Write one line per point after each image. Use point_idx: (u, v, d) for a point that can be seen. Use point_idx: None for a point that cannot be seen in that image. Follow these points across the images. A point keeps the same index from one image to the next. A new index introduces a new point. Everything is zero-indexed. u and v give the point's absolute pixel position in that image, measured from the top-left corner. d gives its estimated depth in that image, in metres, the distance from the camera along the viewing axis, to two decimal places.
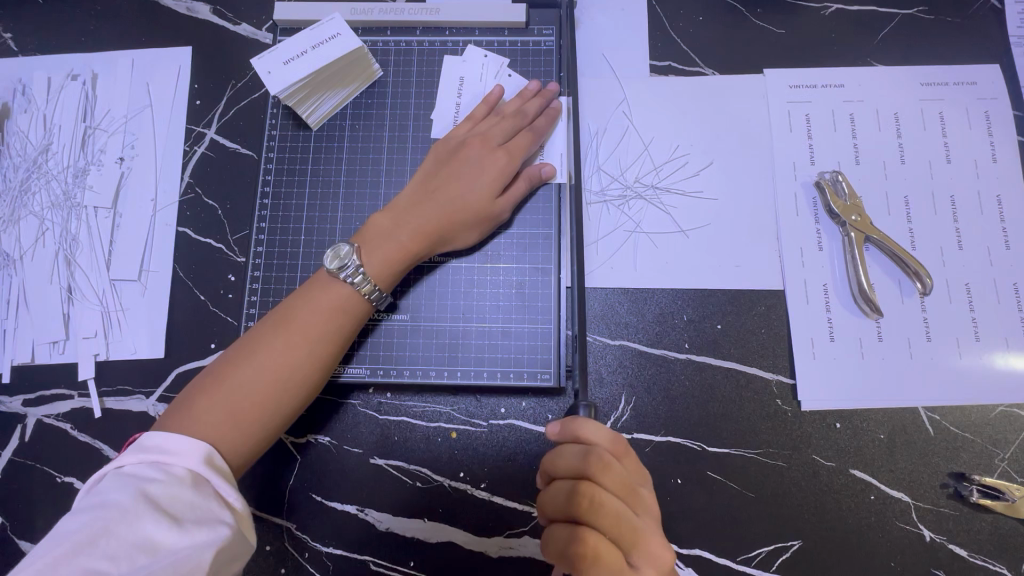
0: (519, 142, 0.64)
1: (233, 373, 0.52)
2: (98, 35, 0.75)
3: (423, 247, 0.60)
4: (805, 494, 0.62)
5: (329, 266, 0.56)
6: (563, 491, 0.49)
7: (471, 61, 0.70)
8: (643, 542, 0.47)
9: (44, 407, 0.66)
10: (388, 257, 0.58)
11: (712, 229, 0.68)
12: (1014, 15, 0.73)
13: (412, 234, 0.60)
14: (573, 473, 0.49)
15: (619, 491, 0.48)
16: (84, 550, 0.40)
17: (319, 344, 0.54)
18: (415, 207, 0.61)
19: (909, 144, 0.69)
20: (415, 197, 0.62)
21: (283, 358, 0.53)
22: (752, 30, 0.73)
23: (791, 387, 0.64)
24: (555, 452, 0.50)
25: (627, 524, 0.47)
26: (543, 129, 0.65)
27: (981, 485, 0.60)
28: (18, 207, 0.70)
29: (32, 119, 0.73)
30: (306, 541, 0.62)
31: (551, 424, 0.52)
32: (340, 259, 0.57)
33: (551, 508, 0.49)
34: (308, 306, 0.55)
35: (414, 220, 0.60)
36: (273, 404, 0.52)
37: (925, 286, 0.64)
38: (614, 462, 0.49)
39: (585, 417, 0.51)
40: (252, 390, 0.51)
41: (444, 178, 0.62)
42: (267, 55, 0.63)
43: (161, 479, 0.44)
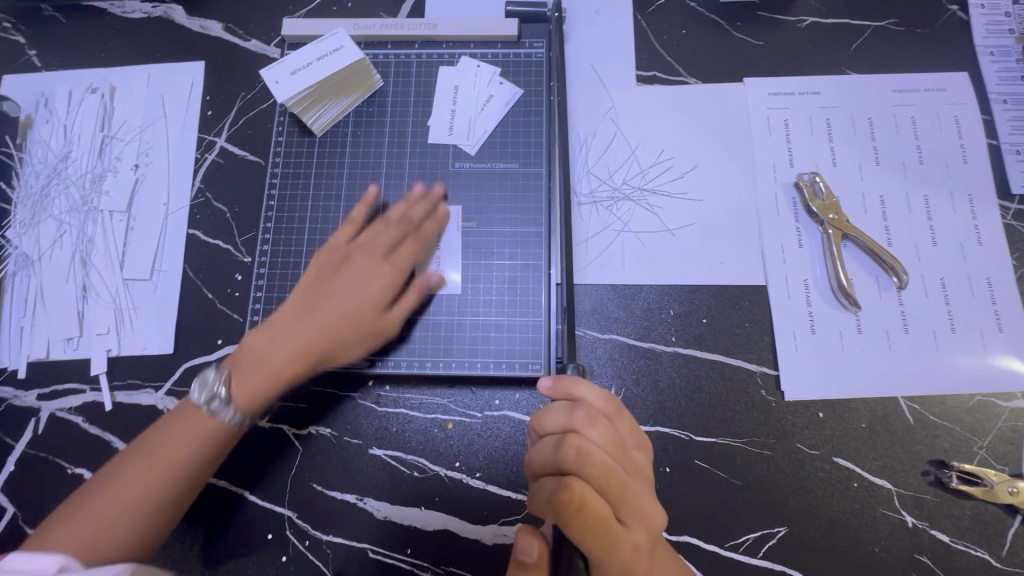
0: (405, 252, 0.64)
1: (138, 456, 0.55)
2: (116, 51, 0.80)
3: (302, 369, 0.59)
4: (790, 481, 0.64)
5: (198, 398, 0.57)
6: (551, 444, 0.49)
7: (465, 71, 0.75)
8: (632, 497, 0.48)
9: (58, 401, 0.69)
10: (282, 355, 0.59)
11: (697, 228, 0.71)
12: (979, 25, 0.77)
13: (319, 349, 0.59)
14: (562, 428, 0.50)
15: (608, 445, 0.49)
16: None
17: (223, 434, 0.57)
18: (293, 325, 0.60)
19: (883, 147, 0.73)
20: (291, 311, 0.61)
21: (167, 460, 0.55)
22: (732, 42, 0.78)
23: (775, 379, 0.67)
24: (544, 408, 0.52)
25: (616, 478, 0.48)
26: (430, 235, 0.66)
27: (960, 472, 0.62)
28: (38, 211, 0.74)
29: (54, 129, 0.77)
30: (307, 529, 0.64)
31: (544, 378, 0.55)
32: (208, 389, 0.58)
33: (539, 462, 0.50)
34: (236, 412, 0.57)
35: (298, 331, 0.59)
36: (175, 489, 0.54)
37: (900, 280, 0.67)
38: (602, 419, 0.51)
39: (577, 379, 0.54)
40: (152, 476, 0.54)
41: (332, 287, 0.62)
42: (276, 65, 0.68)
43: None
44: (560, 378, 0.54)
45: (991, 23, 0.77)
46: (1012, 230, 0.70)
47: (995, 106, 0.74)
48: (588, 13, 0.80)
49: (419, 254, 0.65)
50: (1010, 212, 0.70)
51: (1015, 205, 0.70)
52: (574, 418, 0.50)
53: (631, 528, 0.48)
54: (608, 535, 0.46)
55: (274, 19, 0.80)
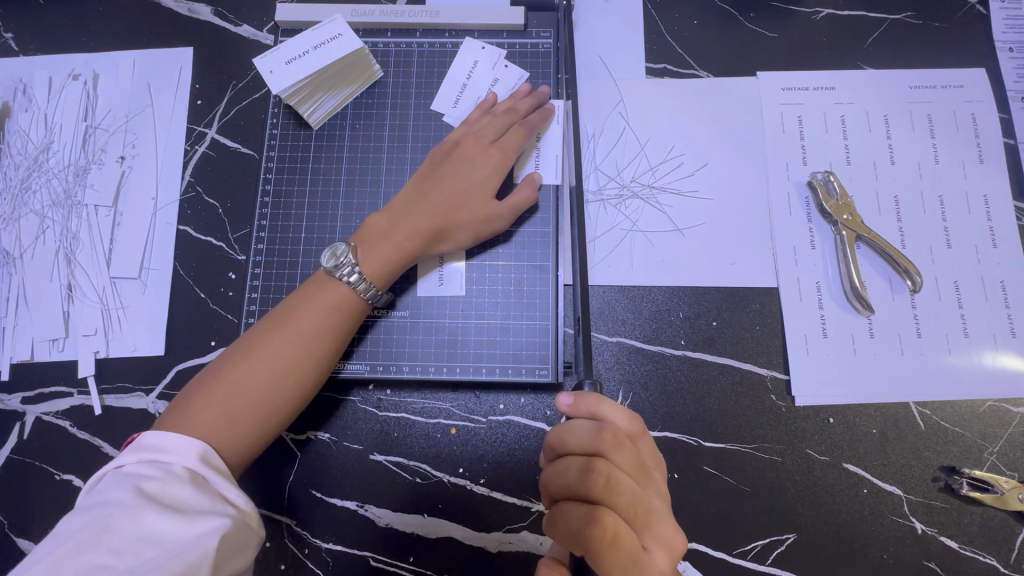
0: (512, 136, 0.64)
1: (233, 367, 0.52)
2: (99, 36, 0.76)
3: (420, 247, 0.60)
4: (800, 488, 0.63)
5: (325, 265, 0.57)
6: (576, 467, 0.47)
7: (469, 54, 0.71)
8: (658, 525, 0.47)
9: (43, 404, 0.66)
10: (393, 228, 0.60)
11: (707, 227, 0.69)
12: (999, 20, 0.74)
13: (409, 235, 0.60)
14: (586, 449, 0.48)
15: (632, 469, 0.48)
16: (87, 548, 0.40)
17: (333, 351, 0.57)
18: (410, 205, 0.61)
19: (899, 145, 0.71)
20: (409, 196, 0.62)
21: (280, 349, 0.53)
22: (745, 34, 0.75)
23: (786, 383, 0.65)
24: (564, 426, 0.49)
25: (642, 505, 0.47)
26: (535, 125, 0.66)
27: (971, 478, 0.62)
28: (19, 204, 0.71)
29: (33, 119, 0.73)
30: (306, 537, 0.63)
31: (562, 394, 0.51)
32: (337, 258, 0.57)
33: (561, 485, 0.48)
34: (331, 295, 0.56)
35: (412, 215, 0.61)
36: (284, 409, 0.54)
37: (914, 284, 0.65)
38: (627, 441, 0.49)
39: (598, 395, 0.51)
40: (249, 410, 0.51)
41: (446, 180, 0.62)
42: (271, 54, 0.65)
43: (160, 476, 0.45)
44: (581, 394, 0.50)
45: (1011, 17, 0.74)
46: None
47: (1013, 104, 0.72)
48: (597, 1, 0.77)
49: (525, 141, 0.65)
50: None
51: None
52: (599, 441, 0.48)
53: (656, 556, 0.46)
54: (635, 565, 0.45)
55: (266, 3, 0.76)
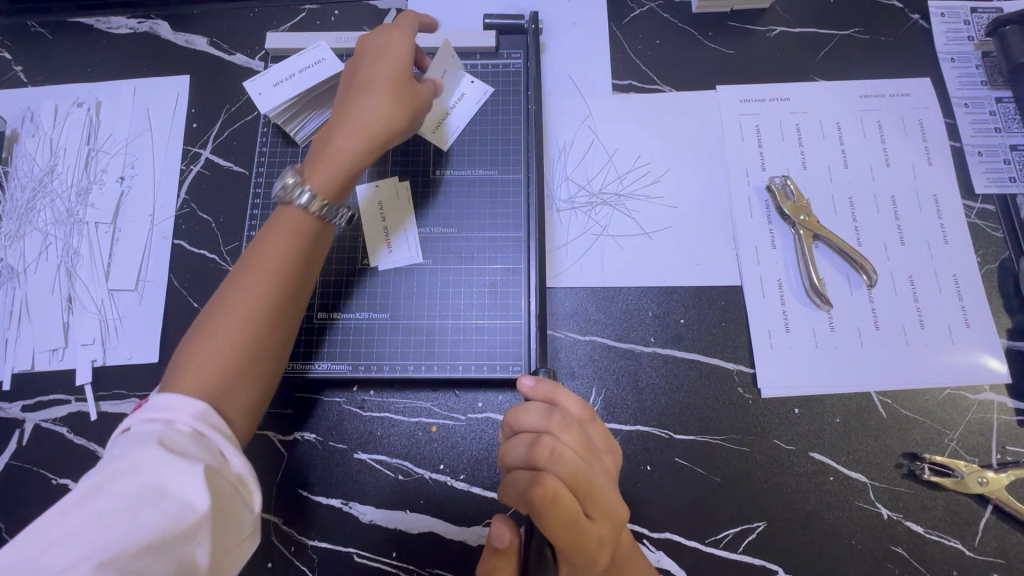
0: (414, 43, 0.63)
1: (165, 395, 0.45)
2: (102, 66, 0.81)
3: (368, 147, 0.57)
4: (767, 476, 0.65)
5: (281, 196, 0.54)
6: (526, 442, 0.50)
7: (454, 79, 0.76)
8: (602, 496, 0.49)
9: (43, 412, 0.69)
10: (266, 254, 0.52)
11: (673, 230, 0.73)
12: (941, 34, 0.80)
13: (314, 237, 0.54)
14: (536, 428, 0.51)
15: (581, 447, 0.50)
16: (88, 499, 0.38)
17: (267, 287, 0.50)
18: (344, 113, 0.58)
19: (851, 150, 0.75)
20: (340, 109, 0.59)
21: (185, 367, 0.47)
22: (703, 50, 0.80)
23: (751, 376, 0.68)
24: (522, 407, 0.53)
25: (587, 477, 0.48)
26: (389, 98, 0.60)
27: (931, 463, 0.64)
28: (24, 223, 0.75)
29: (40, 143, 0.78)
30: (293, 535, 0.65)
31: (524, 377, 0.56)
32: (292, 190, 0.54)
33: (511, 459, 0.51)
34: (230, 298, 0.50)
35: (348, 125, 0.57)
36: (254, 348, 0.49)
37: (870, 279, 0.68)
38: (576, 423, 0.52)
39: (556, 384, 0.56)
40: (256, 320, 0.49)
41: (370, 88, 0.59)
42: (259, 79, 0.71)
43: (166, 431, 0.43)
44: (542, 380, 0.56)
45: (951, 30, 0.80)
46: (976, 227, 0.72)
47: (957, 110, 0.77)
48: (565, 24, 0.82)
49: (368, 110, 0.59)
50: (973, 211, 0.73)
51: (978, 203, 0.73)
52: (548, 419, 0.51)
53: (598, 523, 0.49)
54: (575, 528, 0.48)
55: (258, 34, 0.81)
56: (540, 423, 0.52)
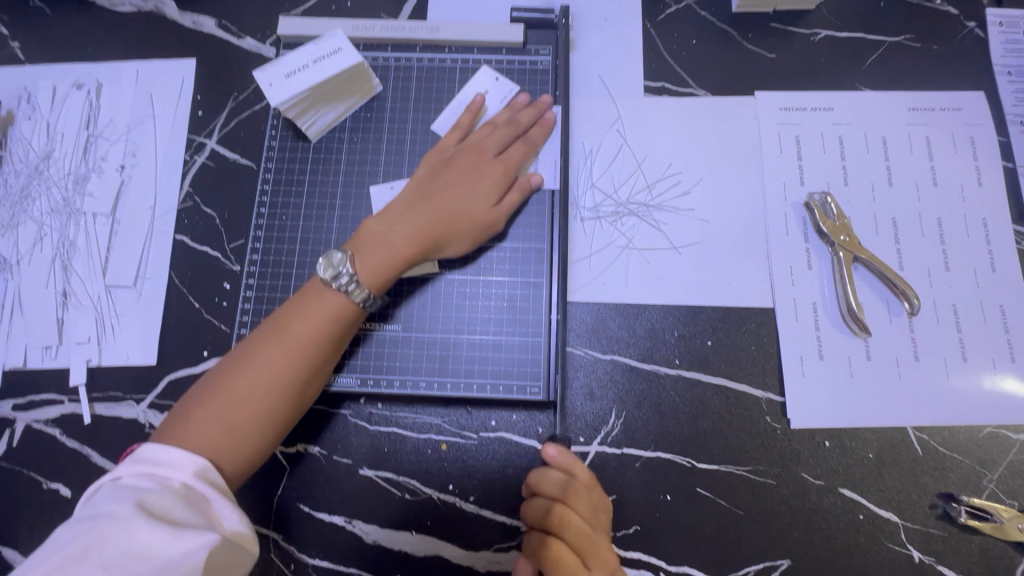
0: (514, 153, 0.66)
1: (194, 416, 0.51)
2: (104, 46, 0.77)
3: (421, 250, 0.60)
4: (794, 513, 0.62)
5: (322, 275, 0.56)
6: (542, 508, 0.55)
7: (482, 81, 0.71)
8: (608, 569, 0.54)
9: (33, 412, 0.66)
10: (298, 332, 0.55)
11: (703, 246, 0.69)
12: (997, 44, 0.75)
13: (406, 240, 0.59)
14: (552, 495, 0.56)
15: (589, 513, 0.55)
16: (77, 560, 0.41)
17: (288, 364, 0.54)
18: (409, 210, 0.61)
19: (896, 167, 0.71)
20: (407, 200, 0.62)
21: (212, 399, 0.51)
22: (742, 53, 0.75)
23: (781, 405, 0.64)
24: (540, 473, 0.57)
25: (595, 551, 0.54)
26: (536, 140, 0.67)
27: (969, 506, 0.60)
28: (19, 211, 0.71)
29: (36, 127, 0.74)
30: (293, 552, 0.62)
31: (548, 444, 0.57)
32: (334, 268, 0.57)
33: (528, 525, 0.56)
34: (253, 366, 0.53)
35: (410, 220, 0.60)
36: (263, 418, 0.52)
37: (912, 306, 0.64)
38: (590, 495, 0.56)
39: (575, 452, 0.58)
40: (281, 363, 0.53)
41: (448, 198, 0.62)
42: (269, 67, 0.64)
43: (156, 488, 0.45)
44: (564, 447, 0.58)
45: (1009, 41, 0.75)
46: None
47: (1012, 128, 0.72)
48: (596, 19, 0.77)
49: (528, 155, 0.67)
50: None
51: None
52: (563, 490, 0.55)
53: None
54: None
55: (269, 17, 0.77)
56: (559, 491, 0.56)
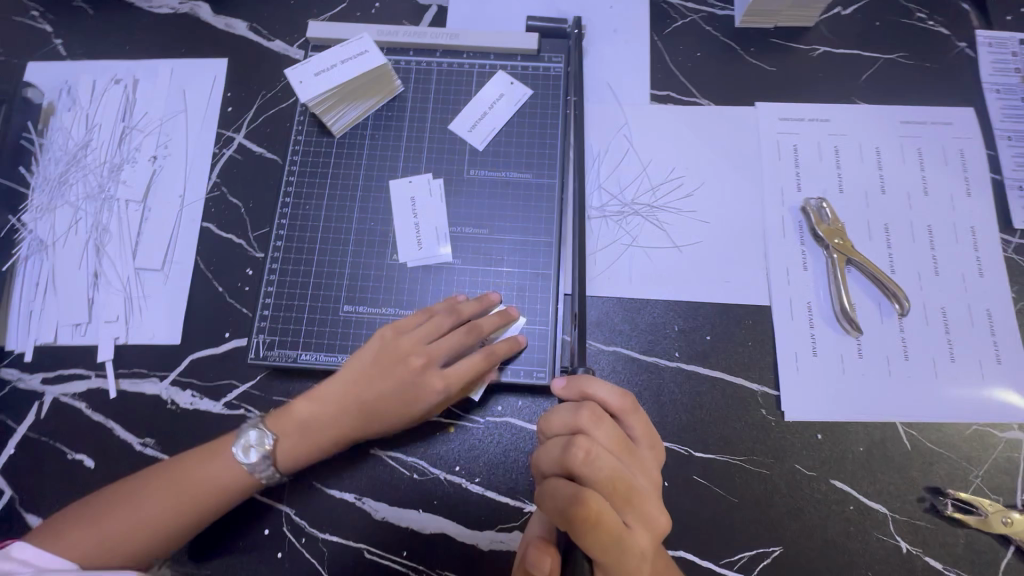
0: (439, 348, 0.62)
1: (99, 509, 0.56)
2: (142, 44, 0.81)
3: (345, 433, 0.60)
4: (787, 501, 0.64)
5: (245, 444, 0.59)
6: (559, 443, 0.51)
7: (498, 85, 0.76)
8: (639, 502, 0.50)
9: (62, 385, 0.69)
10: (206, 479, 0.58)
11: (704, 246, 0.72)
12: (987, 63, 0.79)
13: (331, 420, 0.60)
14: (567, 428, 0.53)
15: (614, 445, 0.52)
16: None
17: (181, 489, 0.57)
18: (342, 393, 0.61)
19: (889, 176, 0.74)
20: (346, 383, 0.61)
21: (117, 496, 0.56)
22: (744, 66, 0.79)
23: (775, 399, 0.67)
24: (552, 408, 0.54)
25: (624, 482, 0.50)
26: (487, 360, 0.62)
27: (955, 500, 0.63)
28: (56, 196, 0.75)
29: (75, 118, 0.78)
30: (304, 526, 0.64)
31: (556, 378, 0.57)
32: (251, 446, 0.59)
33: (546, 463, 0.52)
34: (155, 477, 0.58)
35: (332, 410, 0.61)
36: (165, 516, 0.56)
37: (903, 308, 0.67)
38: (608, 419, 0.53)
39: (589, 377, 0.56)
40: (175, 475, 0.58)
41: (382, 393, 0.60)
42: (300, 66, 0.69)
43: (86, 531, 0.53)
44: (574, 378, 0.56)
45: (997, 61, 0.79)
46: (1013, 263, 0.71)
47: (1000, 142, 0.75)
48: (606, 31, 0.82)
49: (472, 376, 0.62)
50: (1011, 245, 0.72)
51: (1016, 238, 0.72)
52: (578, 418, 0.52)
53: (637, 530, 0.49)
54: (616, 543, 0.48)
55: (298, 21, 0.81)
56: (571, 422, 0.53)
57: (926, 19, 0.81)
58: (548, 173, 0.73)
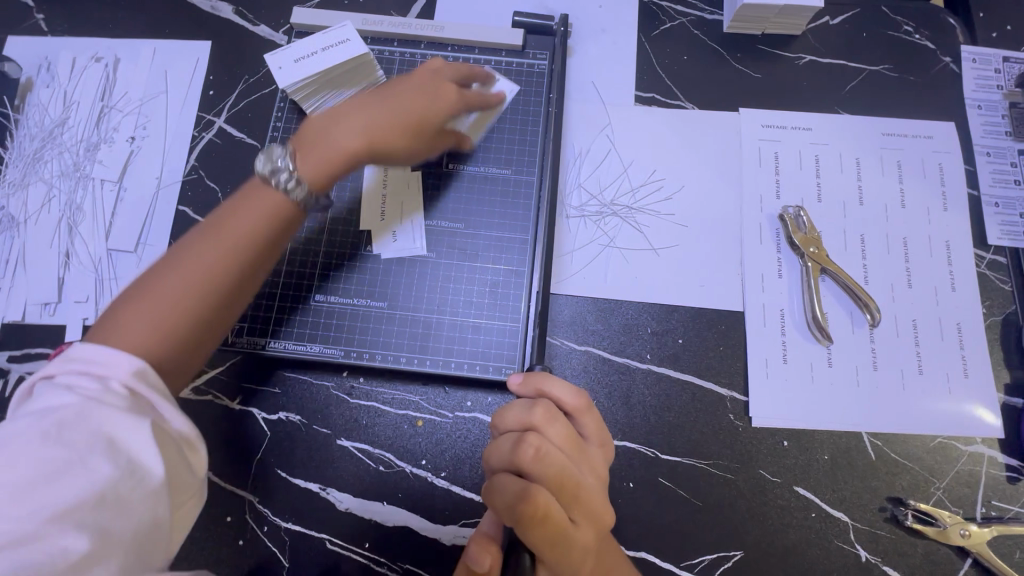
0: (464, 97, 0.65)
1: (130, 298, 0.46)
2: (125, 23, 0.80)
3: (351, 159, 0.57)
4: (750, 506, 0.65)
5: (261, 168, 0.54)
6: (511, 439, 0.51)
7: None
8: (586, 499, 0.50)
9: (28, 364, 0.68)
10: (236, 229, 0.50)
11: (680, 249, 0.72)
12: (970, 79, 0.79)
13: (348, 146, 0.57)
14: (521, 424, 0.53)
15: (566, 443, 0.52)
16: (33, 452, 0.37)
17: (230, 250, 0.50)
18: (363, 106, 0.59)
19: (867, 187, 0.75)
20: (358, 105, 0.60)
21: (191, 249, 0.49)
22: (730, 71, 0.79)
23: (744, 404, 0.68)
24: (506, 405, 0.54)
25: (573, 478, 0.50)
26: (485, 97, 0.67)
27: (916, 510, 0.63)
28: (30, 173, 0.74)
29: (53, 95, 0.77)
30: (267, 515, 0.64)
31: (514, 375, 0.57)
32: (273, 162, 0.54)
33: (497, 459, 0.51)
34: (182, 249, 0.49)
35: (357, 122, 0.58)
36: (219, 262, 0.49)
37: (873, 318, 0.68)
38: (562, 417, 0.53)
39: (545, 375, 0.56)
40: (220, 237, 0.50)
41: (396, 103, 0.59)
42: (280, 52, 0.69)
43: (102, 390, 0.41)
44: (530, 375, 0.57)
45: (980, 77, 0.79)
46: (985, 279, 0.72)
47: (979, 158, 0.76)
48: (594, 30, 0.81)
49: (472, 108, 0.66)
50: (984, 261, 0.72)
51: (990, 254, 0.72)
52: (532, 415, 0.52)
53: (582, 527, 0.50)
54: (561, 539, 0.48)
55: (284, 7, 0.81)
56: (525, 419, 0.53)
57: (913, 32, 0.81)
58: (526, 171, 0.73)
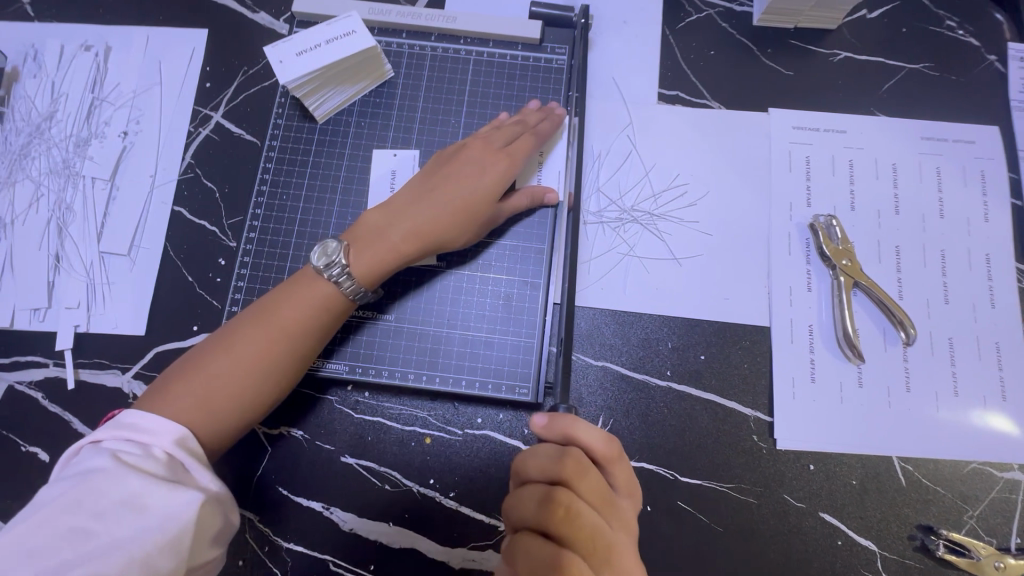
0: (522, 142, 0.63)
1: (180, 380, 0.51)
2: (116, 9, 0.75)
3: (414, 248, 0.59)
4: (773, 533, 0.62)
5: (316, 263, 0.56)
6: (537, 496, 0.48)
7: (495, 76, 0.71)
8: (617, 558, 0.47)
9: (17, 372, 0.65)
10: (285, 315, 0.54)
11: (704, 260, 0.68)
12: (1016, 80, 0.74)
13: (404, 237, 0.58)
14: (547, 476, 0.49)
15: (595, 499, 0.49)
16: (68, 511, 0.41)
17: (274, 350, 0.53)
18: (417, 197, 0.60)
19: (904, 195, 0.70)
20: (412, 192, 0.61)
21: (234, 341, 0.53)
22: (760, 68, 0.74)
23: (769, 425, 0.64)
24: (530, 452, 0.51)
25: (602, 539, 0.47)
26: (545, 132, 0.65)
27: (948, 540, 0.60)
28: (17, 170, 0.70)
29: (41, 86, 0.73)
30: (268, 534, 0.61)
31: (538, 415, 0.53)
32: (327, 257, 0.56)
33: (521, 515, 0.48)
34: (226, 345, 0.52)
35: (412, 216, 0.59)
36: (250, 371, 0.52)
37: (908, 336, 0.64)
38: (592, 468, 0.50)
39: (572, 416, 0.52)
40: (266, 330, 0.53)
41: (449, 185, 0.60)
42: (281, 44, 0.63)
43: (140, 453, 0.45)
44: (556, 416, 0.52)
45: None
46: None
47: None
48: (616, 22, 0.76)
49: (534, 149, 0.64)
50: None
51: None
52: (560, 468, 0.49)
53: None
54: None
55: None
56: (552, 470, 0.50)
57: (957, 27, 0.76)
58: (541, 172, 0.68)
